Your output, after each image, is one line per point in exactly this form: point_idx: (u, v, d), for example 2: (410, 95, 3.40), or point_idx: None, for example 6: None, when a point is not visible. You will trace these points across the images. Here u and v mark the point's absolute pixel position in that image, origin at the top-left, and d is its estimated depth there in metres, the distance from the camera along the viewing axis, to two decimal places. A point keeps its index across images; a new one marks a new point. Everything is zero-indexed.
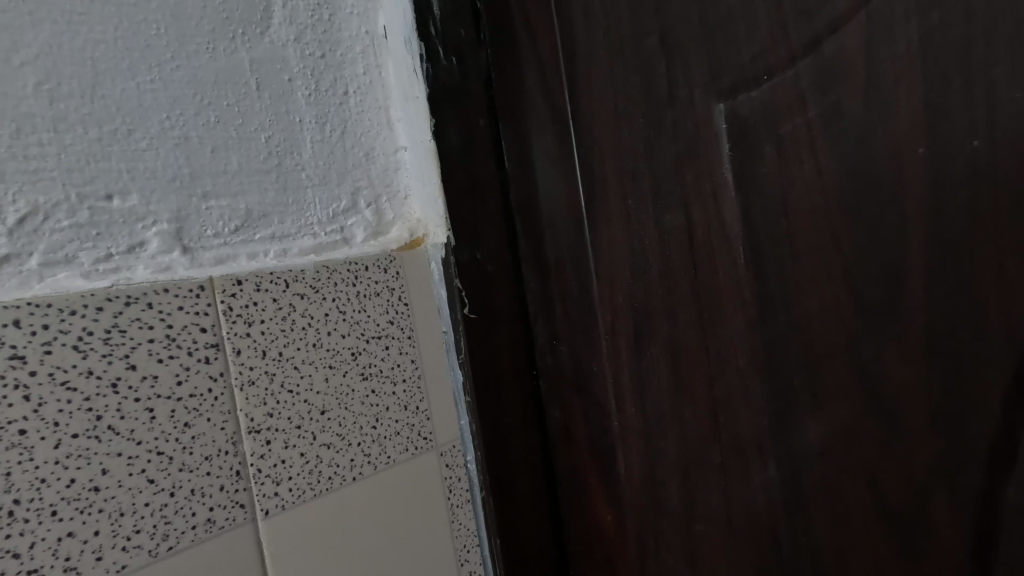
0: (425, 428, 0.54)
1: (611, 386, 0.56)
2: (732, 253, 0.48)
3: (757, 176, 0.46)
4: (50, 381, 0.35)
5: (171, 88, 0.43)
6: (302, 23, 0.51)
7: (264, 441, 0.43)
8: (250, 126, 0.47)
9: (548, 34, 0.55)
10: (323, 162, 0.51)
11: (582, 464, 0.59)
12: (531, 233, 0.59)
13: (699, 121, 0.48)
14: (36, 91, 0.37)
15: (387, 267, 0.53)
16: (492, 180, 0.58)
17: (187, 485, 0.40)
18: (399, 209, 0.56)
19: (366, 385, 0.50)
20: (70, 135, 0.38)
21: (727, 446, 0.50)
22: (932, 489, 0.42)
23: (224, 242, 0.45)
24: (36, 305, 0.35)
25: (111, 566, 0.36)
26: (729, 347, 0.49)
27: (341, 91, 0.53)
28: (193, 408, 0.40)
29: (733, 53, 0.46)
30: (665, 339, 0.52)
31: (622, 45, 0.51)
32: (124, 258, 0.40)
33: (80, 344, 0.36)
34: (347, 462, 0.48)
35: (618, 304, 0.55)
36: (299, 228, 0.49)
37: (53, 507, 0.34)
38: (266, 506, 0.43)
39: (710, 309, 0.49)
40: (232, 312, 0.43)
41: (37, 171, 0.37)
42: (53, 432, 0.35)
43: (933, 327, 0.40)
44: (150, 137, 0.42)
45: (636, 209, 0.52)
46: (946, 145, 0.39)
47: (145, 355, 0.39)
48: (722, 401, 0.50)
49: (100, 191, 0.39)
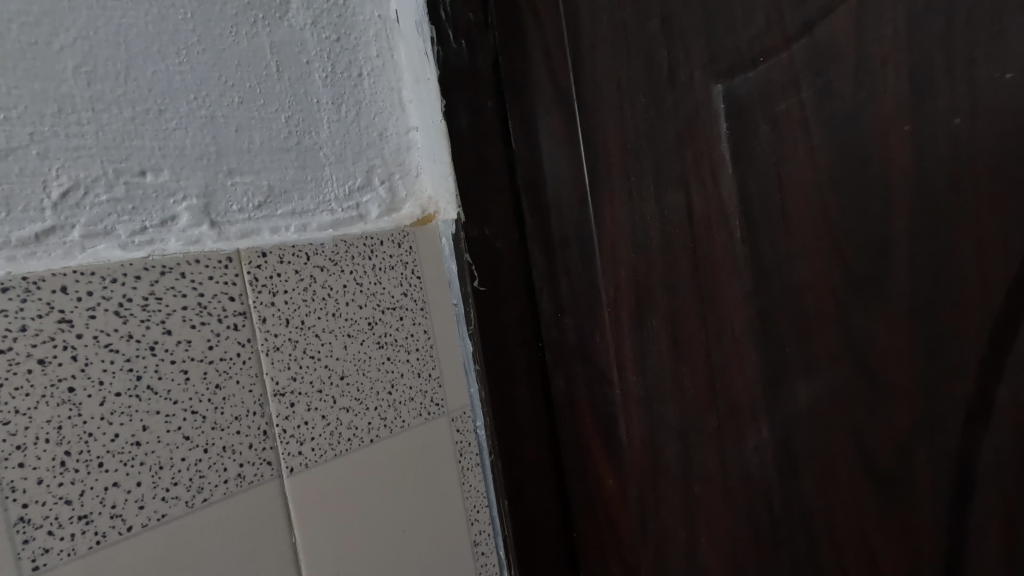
0: (437, 395, 0.57)
1: (613, 356, 0.59)
2: (729, 228, 0.50)
3: (753, 154, 0.48)
4: (95, 343, 0.38)
5: (198, 71, 0.45)
6: (318, 7, 0.53)
7: (289, 403, 0.46)
8: (271, 107, 0.49)
9: (554, 18, 0.57)
10: (339, 142, 0.53)
11: (586, 431, 0.62)
12: (537, 210, 0.62)
13: (698, 101, 0.50)
14: (76, 73, 0.40)
15: (400, 242, 0.55)
16: (499, 159, 0.61)
17: (219, 443, 0.42)
18: (411, 187, 0.58)
19: (382, 353, 0.53)
20: (106, 114, 0.41)
21: (724, 411, 0.53)
22: (914, 447, 0.45)
23: (249, 217, 0.47)
24: (80, 273, 0.38)
25: (152, 515, 0.39)
26: (725, 317, 0.52)
27: (356, 74, 0.55)
28: (223, 371, 0.43)
29: (731, 35, 0.48)
30: (665, 310, 0.55)
31: (625, 28, 0.53)
32: (157, 231, 0.43)
33: (121, 310, 0.39)
34: (365, 425, 0.51)
35: (620, 278, 0.57)
36: (318, 204, 0.51)
37: (99, 459, 0.37)
38: (291, 464, 0.46)
39: (708, 281, 0.52)
40: (258, 282, 0.46)
41: (77, 148, 0.40)
42: (98, 391, 0.38)
43: (916, 295, 0.43)
44: (179, 117, 0.44)
45: (638, 186, 0.55)
46: (930, 123, 0.41)
47: (180, 321, 0.41)
48: (719, 368, 0.53)
49: (134, 167, 0.42)
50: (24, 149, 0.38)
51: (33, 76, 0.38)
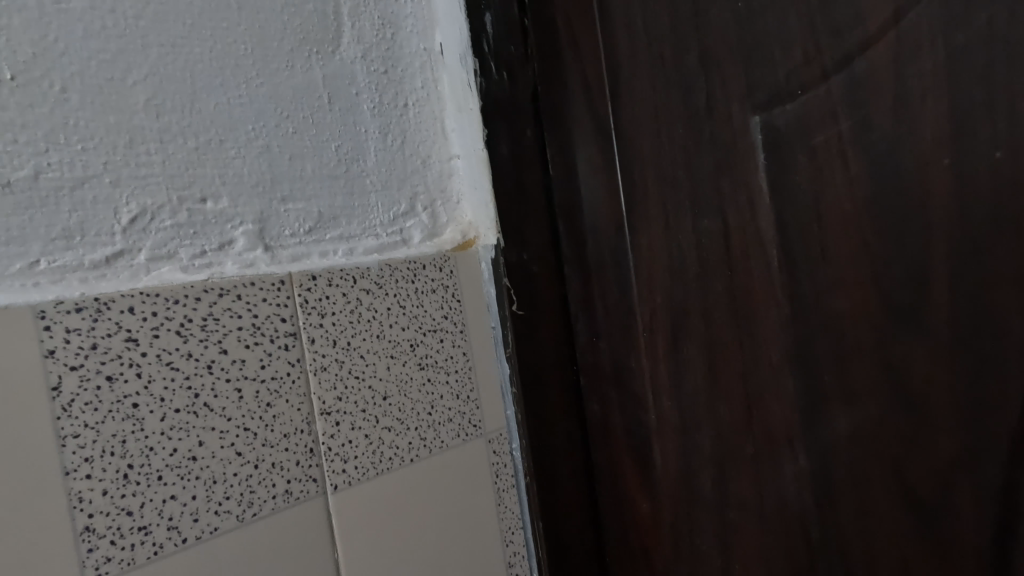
0: (475, 416, 0.58)
1: (648, 381, 0.60)
2: (766, 256, 0.51)
3: (791, 185, 0.49)
4: (158, 361, 0.40)
5: (256, 103, 0.48)
6: (368, 42, 0.56)
7: (334, 422, 0.48)
8: (322, 136, 0.52)
9: (593, 50, 0.59)
10: (385, 169, 0.56)
11: (620, 455, 0.63)
12: (574, 236, 0.63)
13: (736, 132, 0.51)
14: (146, 106, 0.43)
15: (441, 266, 0.57)
16: (538, 186, 0.62)
17: (269, 459, 0.44)
18: (452, 213, 0.60)
19: (423, 375, 0.54)
20: (173, 145, 0.44)
21: (760, 438, 0.53)
22: (955, 479, 0.44)
23: (300, 241, 0.49)
24: (146, 294, 0.40)
25: (205, 528, 0.41)
26: (762, 344, 0.52)
27: (402, 104, 0.57)
28: (275, 390, 0.45)
29: (770, 69, 0.49)
30: (701, 336, 0.56)
31: (663, 61, 0.55)
32: (216, 254, 0.45)
33: (182, 330, 0.41)
34: (406, 445, 0.52)
35: (656, 304, 0.58)
36: (364, 229, 0.53)
37: (159, 472, 0.39)
38: (335, 481, 0.47)
39: (745, 308, 0.53)
40: (308, 304, 0.47)
41: (145, 176, 0.42)
42: (159, 407, 0.40)
43: (957, 326, 0.43)
44: (239, 147, 0.47)
45: (675, 215, 0.56)
46: (970, 156, 0.42)
47: (235, 341, 0.43)
48: (755, 395, 0.53)
49: (196, 194, 0.44)
50: (98, 178, 0.40)
51: (108, 109, 0.41)
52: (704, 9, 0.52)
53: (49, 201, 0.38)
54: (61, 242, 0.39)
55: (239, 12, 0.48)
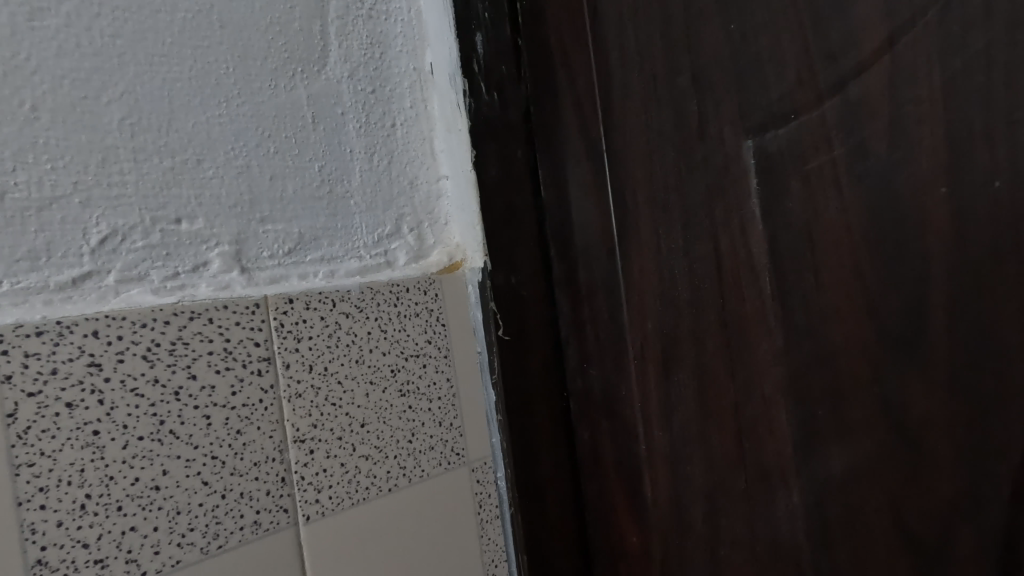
0: (458, 444, 0.56)
1: (639, 410, 0.58)
2: (758, 284, 0.49)
3: (784, 211, 0.47)
4: (122, 387, 0.39)
5: (236, 122, 0.47)
6: (355, 61, 0.55)
7: (308, 450, 0.46)
8: (305, 156, 0.51)
9: (585, 71, 0.58)
10: (370, 190, 0.55)
11: (609, 486, 0.61)
12: (564, 259, 0.62)
13: (728, 156, 0.50)
14: (120, 125, 0.42)
15: (426, 289, 0.56)
16: (528, 208, 0.61)
17: (237, 489, 0.43)
18: (439, 235, 0.59)
19: (404, 402, 0.52)
20: (147, 164, 0.43)
21: (753, 473, 0.51)
22: (955, 523, 0.42)
23: (279, 263, 0.48)
24: (112, 318, 0.39)
25: (167, 560, 0.39)
26: (754, 374, 0.50)
27: (389, 124, 0.57)
28: (245, 417, 0.44)
29: (762, 92, 0.48)
30: (692, 364, 0.54)
31: (655, 82, 0.53)
32: (189, 276, 0.44)
33: (149, 354, 0.40)
34: (384, 474, 0.50)
35: (646, 331, 0.57)
36: (346, 251, 0.52)
37: (119, 502, 0.38)
38: (307, 511, 0.46)
39: (736, 338, 0.51)
40: (284, 328, 0.46)
41: (118, 197, 0.41)
42: (122, 434, 0.38)
43: (955, 362, 0.41)
44: (216, 167, 0.46)
45: (666, 239, 0.54)
46: (968, 185, 0.40)
47: (205, 366, 0.42)
48: (747, 428, 0.51)
49: (171, 215, 0.43)
50: (67, 198, 0.39)
51: (80, 128, 0.40)
52: (696, 31, 0.51)
53: (14, 222, 0.38)
54: (26, 264, 0.38)
55: (221, 30, 0.47)
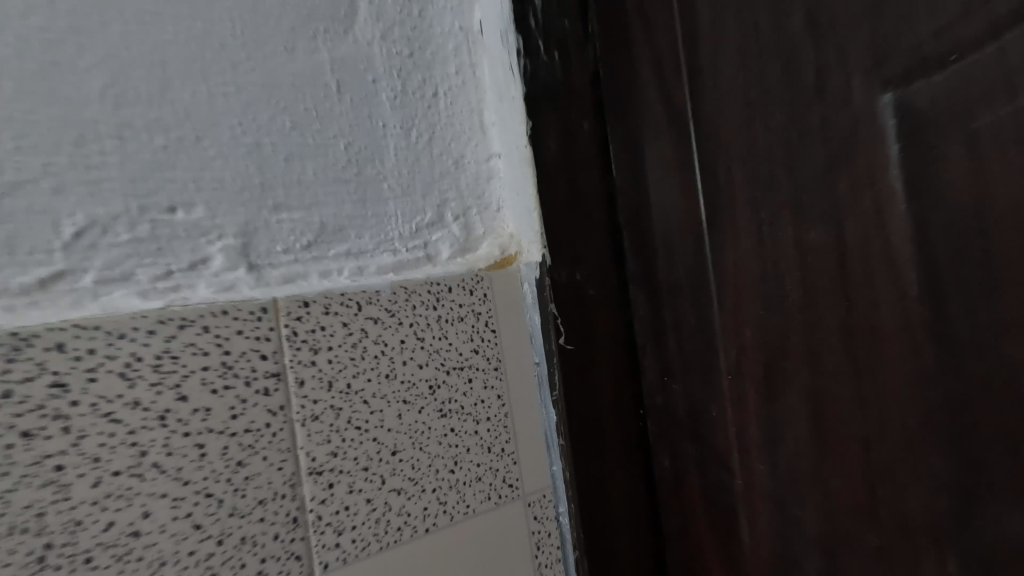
0: (511, 473, 0.47)
1: (733, 436, 0.48)
2: (900, 282, 0.38)
3: (933, 187, 0.35)
4: (93, 411, 0.32)
5: (242, 91, 0.40)
6: (389, 20, 0.46)
7: (326, 483, 0.38)
8: (328, 132, 0.43)
9: (666, 23, 0.48)
10: (406, 170, 0.46)
11: (696, 526, 0.51)
12: (640, 253, 0.52)
13: (858, 115, 0.38)
14: (102, 97, 0.35)
15: (472, 289, 0.47)
16: (596, 191, 0.52)
17: (236, 533, 0.35)
18: (490, 223, 0.50)
19: (445, 424, 0.44)
20: (135, 143, 0.36)
21: (891, 530, 0.39)
22: None
23: (295, 258, 0.40)
24: (81, 327, 0.33)
25: None
26: (892, 401, 0.38)
27: (430, 94, 0.48)
28: (249, 445, 0.36)
29: (907, 29, 0.35)
30: (806, 383, 0.43)
31: (757, 26, 0.42)
32: (186, 275, 0.36)
33: (128, 372, 0.33)
34: (419, 512, 0.42)
35: (747, 340, 0.46)
36: (378, 244, 0.44)
37: (87, 552, 0.31)
38: (325, 558, 0.38)
39: (868, 353, 0.39)
40: (297, 336, 0.39)
41: (96, 180, 0.34)
42: (92, 470, 0.32)
43: None
44: (217, 145, 0.38)
45: (769, 229, 0.43)
46: None
47: (198, 385, 0.35)
48: (882, 469, 0.39)
49: (162, 204, 0.36)
50: (34, 182, 0.33)
51: (53, 100, 0.34)
52: None
53: None
54: None
55: None
